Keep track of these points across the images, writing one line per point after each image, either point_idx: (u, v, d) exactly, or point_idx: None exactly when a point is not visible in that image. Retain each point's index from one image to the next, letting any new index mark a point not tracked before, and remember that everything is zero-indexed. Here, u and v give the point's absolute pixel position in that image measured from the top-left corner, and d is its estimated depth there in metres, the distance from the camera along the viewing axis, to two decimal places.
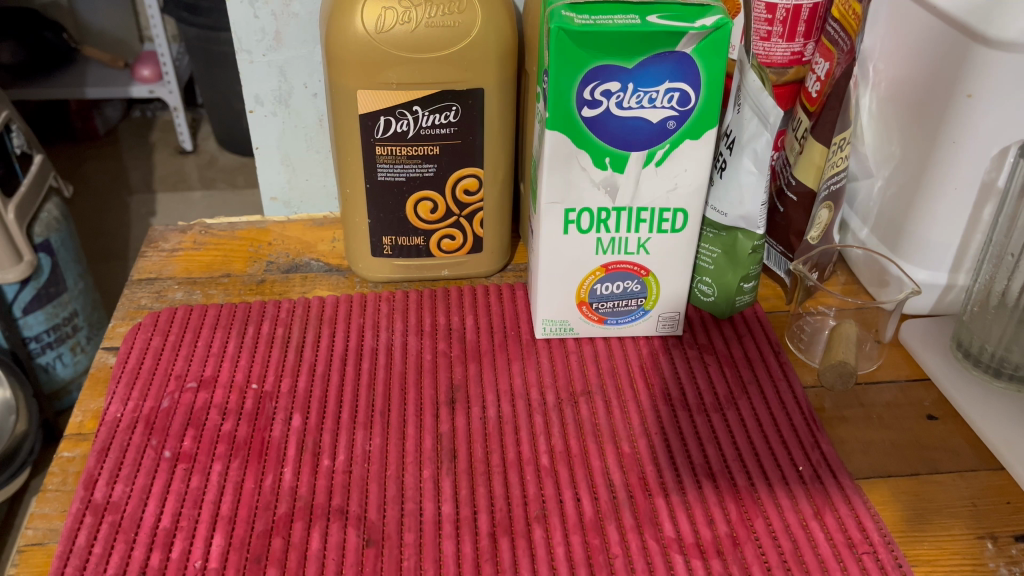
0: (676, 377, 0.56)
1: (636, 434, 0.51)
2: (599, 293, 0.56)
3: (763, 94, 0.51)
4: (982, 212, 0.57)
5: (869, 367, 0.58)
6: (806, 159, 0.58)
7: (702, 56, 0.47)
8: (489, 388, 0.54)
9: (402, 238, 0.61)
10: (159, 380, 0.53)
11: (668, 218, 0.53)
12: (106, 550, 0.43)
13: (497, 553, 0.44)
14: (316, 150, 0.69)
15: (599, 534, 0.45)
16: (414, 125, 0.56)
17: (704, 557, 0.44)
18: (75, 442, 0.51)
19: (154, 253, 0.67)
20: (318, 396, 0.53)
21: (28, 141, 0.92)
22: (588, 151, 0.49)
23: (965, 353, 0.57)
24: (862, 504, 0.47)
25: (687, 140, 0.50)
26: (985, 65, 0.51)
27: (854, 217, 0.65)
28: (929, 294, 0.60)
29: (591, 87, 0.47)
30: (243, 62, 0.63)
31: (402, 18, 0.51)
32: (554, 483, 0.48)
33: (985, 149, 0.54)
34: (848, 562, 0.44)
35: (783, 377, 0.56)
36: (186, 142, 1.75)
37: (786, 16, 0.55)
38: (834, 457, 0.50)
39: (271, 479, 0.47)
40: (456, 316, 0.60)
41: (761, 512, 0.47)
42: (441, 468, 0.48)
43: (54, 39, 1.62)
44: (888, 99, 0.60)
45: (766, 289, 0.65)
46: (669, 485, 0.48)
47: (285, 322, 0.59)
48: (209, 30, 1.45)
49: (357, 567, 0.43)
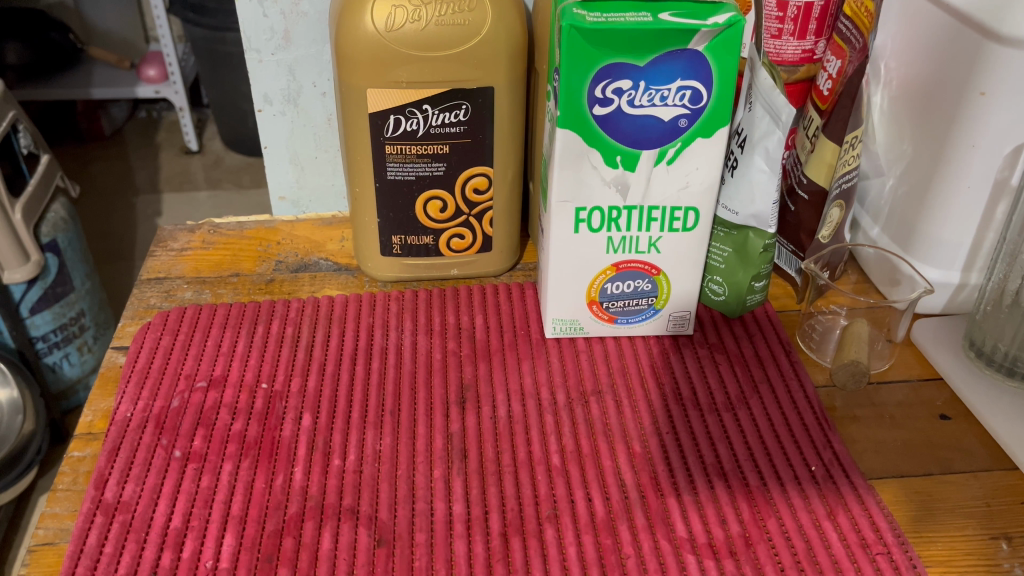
0: (687, 377, 0.55)
1: (647, 433, 0.51)
2: (610, 292, 0.56)
3: (775, 92, 0.51)
4: (996, 210, 0.56)
5: (881, 366, 0.57)
6: (818, 158, 0.59)
7: (714, 54, 0.46)
8: (500, 388, 0.54)
9: (411, 237, 0.61)
10: (169, 379, 0.53)
11: (679, 217, 0.53)
12: (117, 550, 0.43)
13: (508, 553, 0.44)
14: (324, 150, 0.69)
15: (612, 534, 0.45)
16: (424, 124, 0.56)
17: (717, 557, 0.44)
18: (85, 441, 0.51)
19: (163, 253, 0.67)
20: (328, 395, 0.53)
21: (35, 140, 0.91)
22: (599, 150, 0.49)
23: (978, 352, 0.56)
24: (875, 505, 0.47)
25: (699, 138, 0.49)
26: (998, 62, 0.50)
27: (865, 216, 0.65)
28: (941, 293, 0.60)
29: (602, 85, 0.47)
30: (252, 61, 0.63)
31: (411, 17, 0.51)
32: (565, 482, 0.48)
33: (997, 147, 0.54)
34: (862, 562, 0.44)
35: (795, 376, 0.56)
36: (191, 142, 1.76)
37: (798, 13, 0.54)
38: (847, 457, 0.50)
39: (282, 478, 0.47)
40: (465, 315, 0.60)
41: (773, 512, 0.46)
42: (452, 468, 0.48)
43: (61, 39, 1.63)
44: (900, 97, 0.59)
45: (777, 288, 0.65)
46: (681, 485, 0.48)
47: (295, 321, 0.58)
48: (214, 30, 1.45)
49: (367, 567, 0.43)
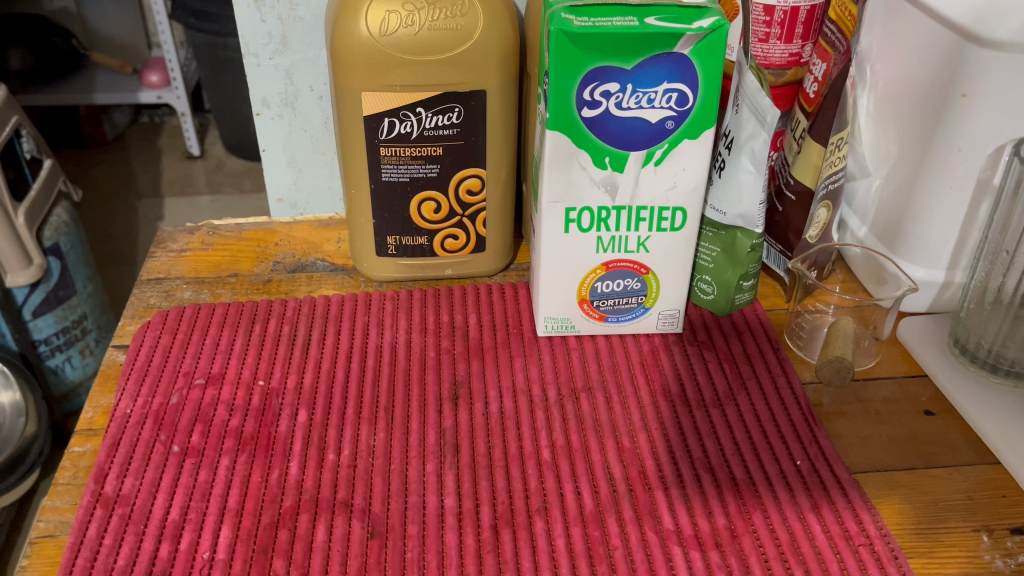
0: (677, 374, 0.56)
1: (636, 429, 0.52)
2: (600, 290, 0.57)
3: (761, 94, 0.52)
4: (979, 209, 0.57)
5: (867, 364, 0.58)
6: (805, 159, 0.60)
7: (699, 57, 0.47)
8: (492, 385, 0.55)
9: (406, 237, 0.62)
10: (168, 377, 0.54)
11: (667, 217, 0.54)
12: (116, 542, 0.44)
13: (499, 544, 0.45)
14: (321, 152, 0.70)
15: (600, 526, 0.46)
16: (417, 126, 0.57)
17: (703, 548, 0.45)
18: (86, 437, 0.52)
19: (162, 254, 0.68)
20: (324, 391, 0.54)
21: (38, 145, 0.93)
22: (587, 151, 0.50)
23: (962, 349, 0.57)
24: (859, 498, 0.48)
25: (686, 140, 0.51)
26: (980, 65, 0.51)
27: (852, 217, 0.66)
28: (926, 291, 0.61)
29: (590, 88, 0.48)
30: (250, 66, 0.64)
31: (405, 21, 0.52)
32: (555, 477, 0.49)
33: (980, 148, 0.55)
34: (845, 554, 0.45)
35: (782, 373, 0.57)
36: (193, 147, 1.77)
37: (784, 17, 0.55)
38: (832, 452, 0.51)
39: (277, 472, 0.48)
40: (459, 314, 0.61)
41: (759, 506, 0.47)
42: (445, 462, 0.49)
43: (63, 45, 1.66)
44: (885, 99, 0.60)
45: (766, 287, 0.66)
46: (669, 479, 0.49)
47: (292, 320, 0.60)
48: (216, 36, 1.46)
49: (362, 558, 0.44)
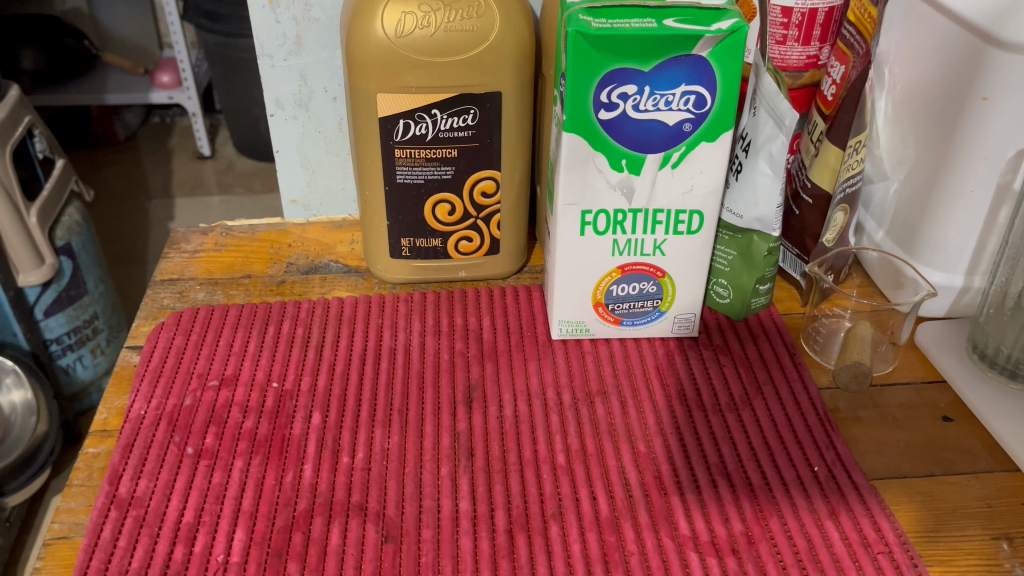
0: (692, 378, 0.56)
1: (652, 433, 0.52)
2: (615, 293, 0.57)
3: (778, 98, 0.51)
4: (999, 214, 0.57)
5: (884, 369, 0.58)
6: (822, 162, 0.59)
7: (718, 59, 0.47)
8: (506, 388, 0.55)
9: (419, 239, 0.62)
10: (182, 378, 0.54)
11: (684, 220, 0.54)
12: (131, 543, 0.44)
13: (514, 550, 0.44)
14: (335, 154, 0.70)
15: (615, 531, 0.45)
16: (433, 128, 0.57)
17: (719, 555, 0.44)
18: (100, 438, 0.52)
19: (176, 254, 0.68)
20: (337, 393, 0.54)
21: (50, 145, 0.94)
22: (604, 153, 0.50)
23: (981, 355, 0.57)
24: (877, 505, 0.47)
25: (703, 143, 0.50)
26: (1000, 67, 0.51)
27: (869, 219, 0.65)
28: (944, 296, 0.61)
29: (607, 90, 0.47)
30: (265, 66, 0.64)
31: (421, 22, 0.52)
32: (570, 481, 0.48)
33: (1000, 151, 0.54)
34: (863, 561, 0.44)
35: (799, 378, 0.56)
36: (204, 147, 1.78)
37: (802, 20, 0.56)
38: (849, 458, 0.50)
39: (292, 475, 0.48)
40: (473, 317, 0.61)
41: (776, 512, 0.47)
42: (459, 466, 0.49)
43: (74, 45, 1.63)
44: (903, 102, 0.60)
45: (782, 291, 0.65)
46: (684, 484, 0.48)
47: (305, 322, 0.59)
48: (227, 36, 1.46)
49: (375, 562, 0.43)
